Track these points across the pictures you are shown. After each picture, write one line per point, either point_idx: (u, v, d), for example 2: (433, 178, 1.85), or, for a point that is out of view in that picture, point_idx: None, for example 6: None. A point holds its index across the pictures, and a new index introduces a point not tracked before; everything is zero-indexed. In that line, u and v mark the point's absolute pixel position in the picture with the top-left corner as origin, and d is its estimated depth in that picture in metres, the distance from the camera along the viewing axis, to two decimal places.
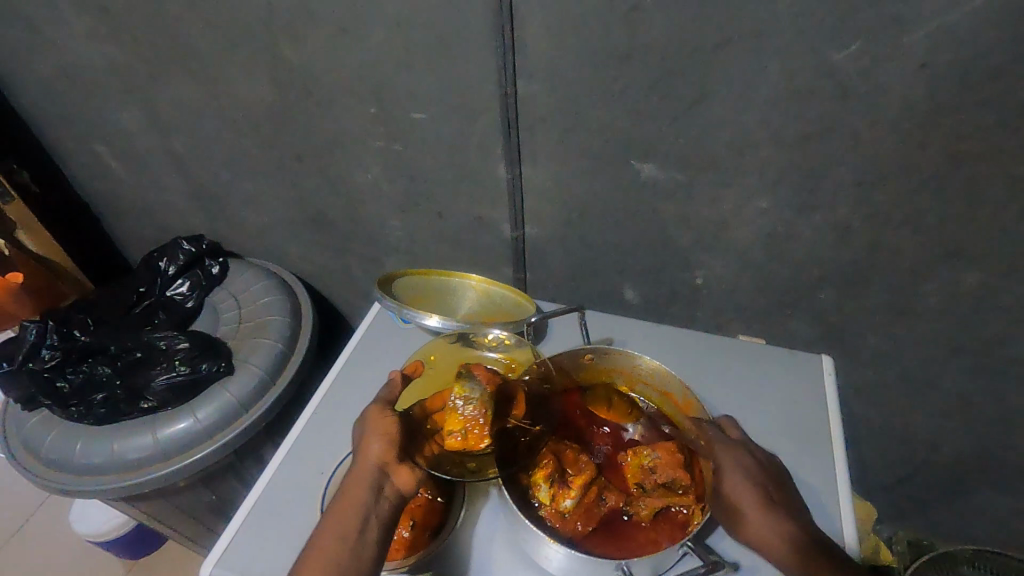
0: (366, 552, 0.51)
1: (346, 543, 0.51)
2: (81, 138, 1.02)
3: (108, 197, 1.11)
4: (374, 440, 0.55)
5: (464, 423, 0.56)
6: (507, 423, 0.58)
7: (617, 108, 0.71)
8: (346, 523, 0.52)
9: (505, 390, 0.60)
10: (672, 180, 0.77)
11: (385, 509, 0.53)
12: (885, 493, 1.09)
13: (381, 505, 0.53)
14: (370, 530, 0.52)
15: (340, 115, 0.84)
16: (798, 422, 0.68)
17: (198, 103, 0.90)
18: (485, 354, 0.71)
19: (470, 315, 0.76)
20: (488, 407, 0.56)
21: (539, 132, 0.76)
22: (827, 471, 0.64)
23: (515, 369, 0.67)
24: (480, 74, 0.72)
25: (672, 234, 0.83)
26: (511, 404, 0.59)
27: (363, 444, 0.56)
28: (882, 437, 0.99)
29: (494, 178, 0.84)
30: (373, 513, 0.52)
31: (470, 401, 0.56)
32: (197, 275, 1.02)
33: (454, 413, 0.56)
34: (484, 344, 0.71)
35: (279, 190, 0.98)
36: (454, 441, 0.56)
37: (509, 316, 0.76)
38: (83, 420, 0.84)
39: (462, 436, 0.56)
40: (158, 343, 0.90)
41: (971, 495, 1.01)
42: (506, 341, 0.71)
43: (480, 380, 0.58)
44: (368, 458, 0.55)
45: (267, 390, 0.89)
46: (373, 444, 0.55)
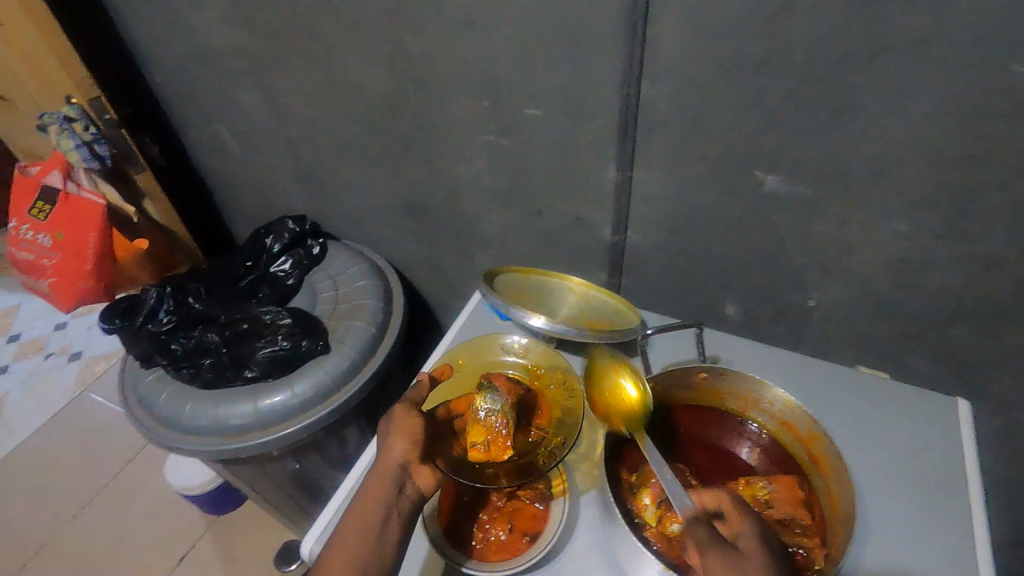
0: (387, 548, 0.54)
1: (367, 538, 0.54)
2: (203, 116, 1.08)
3: (221, 175, 1.18)
4: (397, 439, 0.58)
5: (487, 434, 0.60)
6: (529, 432, 0.65)
7: (747, 114, 0.67)
8: (369, 523, 0.54)
9: (525, 399, 0.67)
10: (796, 194, 0.72)
11: (405, 508, 0.55)
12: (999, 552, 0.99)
13: (401, 504, 0.55)
14: (390, 530, 0.54)
15: (452, 107, 0.84)
16: (929, 477, 0.62)
17: (314, 88, 0.93)
18: (510, 360, 0.73)
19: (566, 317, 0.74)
20: (509, 417, 0.61)
21: (656, 137, 0.74)
22: (962, 537, 0.57)
23: (539, 379, 0.71)
24: (604, 72, 0.70)
25: (788, 252, 0.78)
26: (530, 415, 0.67)
27: (386, 442, 0.58)
28: (1004, 490, 0.90)
29: (602, 180, 0.82)
30: (394, 511, 0.55)
31: (494, 412, 0.61)
32: (299, 253, 1.06)
33: (478, 424, 0.61)
34: (510, 351, 0.74)
35: (383, 177, 1.00)
36: (478, 452, 0.60)
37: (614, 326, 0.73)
38: (193, 382, 0.89)
39: (485, 447, 0.60)
40: (264, 316, 0.94)
41: None
42: (531, 347, 0.74)
43: (502, 392, 0.63)
44: (391, 456, 0.57)
45: (358, 371, 0.92)
46: (396, 442, 0.58)
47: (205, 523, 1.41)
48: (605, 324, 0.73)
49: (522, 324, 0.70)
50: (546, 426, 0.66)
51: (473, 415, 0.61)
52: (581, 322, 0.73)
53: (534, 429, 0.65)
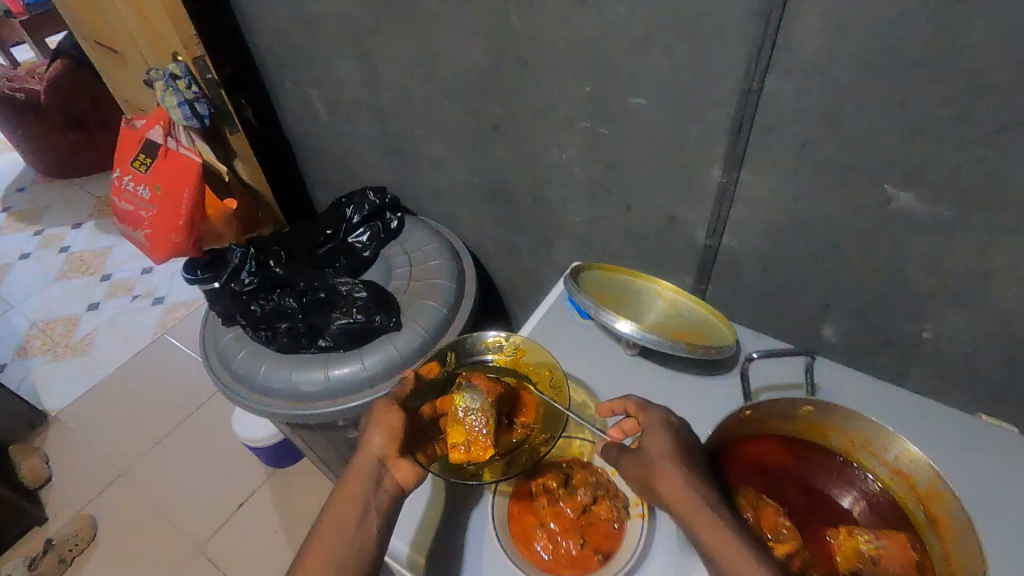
0: (368, 543, 0.54)
1: (347, 529, 0.54)
2: (297, 82, 1.09)
3: (307, 141, 1.19)
4: (377, 434, 0.59)
5: (467, 435, 0.60)
6: (515, 428, 0.66)
7: (887, 121, 0.60)
8: (348, 515, 0.55)
9: (504, 395, 0.67)
10: (930, 214, 0.64)
11: (384, 500, 0.56)
12: None
13: (379, 496, 0.56)
14: (369, 521, 0.55)
15: (550, 89, 0.80)
16: None
17: (409, 60, 0.91)
18: (489, 357, 0.74)
19: (653, 326, 0.70)
20: (490, 416, 0.61)
21: (774, 138, 0.67)
22: None
23: (519, 369, 0.71)
24: (724, 63, 0.65)
25: (908, 278, 0.70)
26: (512, 409, 0.67)
27: (366, 435, 0.60)
28: None
29: (703, 178, 0.76)
30: (372, 504, 0.56)
31: (473, 412, 0.61)
32: (378, 226, 1.05)
33: (458, 425, 0.60)
34: (488, 348, 0.74)
35: (468, 156, 0.98)
36: (459, 453, 0.60)
37: (710, 342, 0.68)
38: (269, 344, 0.91)
39: (465, 448, 0.60)
40: (340, 288, 0.94)
41: None
42: (503, 340, 0.74)
43: (479, 391, 0.62)
44: (370, 449, 0.58)
45: (428, 351, 0.91)
46: (375, 437, 0.59)
47: (264, 474, 1.47)
48: (698, 339, 0.68)
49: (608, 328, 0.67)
50: (533, 422, 0.66)
51: (453, 415, 0.61)
52: (671, 334, 0.69)
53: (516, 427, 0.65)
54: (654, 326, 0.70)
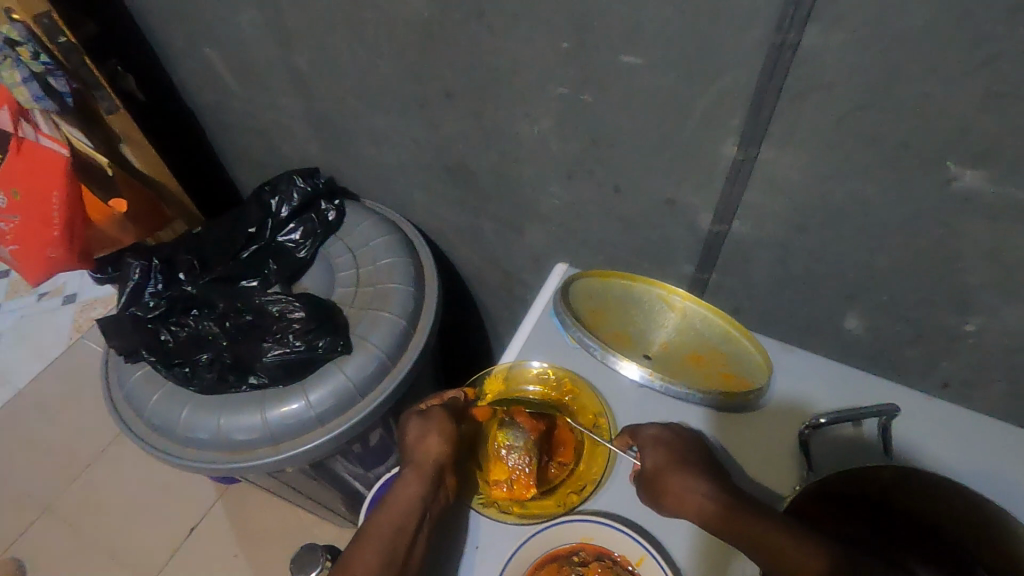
0: (422, 544, 0.49)
1: (399, 532, 0.48)
2: (191, 40, 0.86)
3: (216, 113, 0.97)
4: (433, 434, 0.54)
5: (509, 473, 0.53)
6: (548, 469, 0.55)
7: (965, 83, 0.46)
8: (402, 520, 0.49)
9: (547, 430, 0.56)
10: (999, 198, 0.52)
11: (438, 509, 0.50)
12: None
13: (434, 504, 0.50)
14: (424, 529, 0.49)
15: (517, 45, 0.62)
16: None
17: (330, 9, 0.70)
18: (523, 387, 0.59)
19: (665, 355, 0.61)
20: (533, 454, 0.53)
21: (811, 106, 0.53)
22: None
23: (560, 405, 0.58)
24: (752, 10, 0.49)
25: (958, 269, 0.59)
26: (554, 447, 0.56)
27: (420, 435, 0.54)
28: None
29: (713, 156, 0.62)
30: (428, 511, 0.50)
31: (514, 449, 0.53)
32: (311, 220, 0.87)
33: (499, 462, 0.53)
34: (523, 378, 0.60)
35: (415, 129, 0.80)
36: (500, 492, 0.53)
37: (733, 378, 0.59)
38: (188, 384, 0.73)
39: (507, 487, 0.53)
40: (271, 307, 0.77)
41: None
42: (549, 371, 0.60)
43: (523, 425, 0.55)
44: (427, 451, 0.53)
45: (387, 374, 0.76)
46: (432, 438, 0.53)
47: (215, 493, 1.33)
48: (718, 374, 0.60)
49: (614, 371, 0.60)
50: (569, 461, 0.55)
51: (493, 452, 0.54)
52: (685, 367, 0.60)
53: (554, 465, 0.55)
54: (667, 354, 0.61)
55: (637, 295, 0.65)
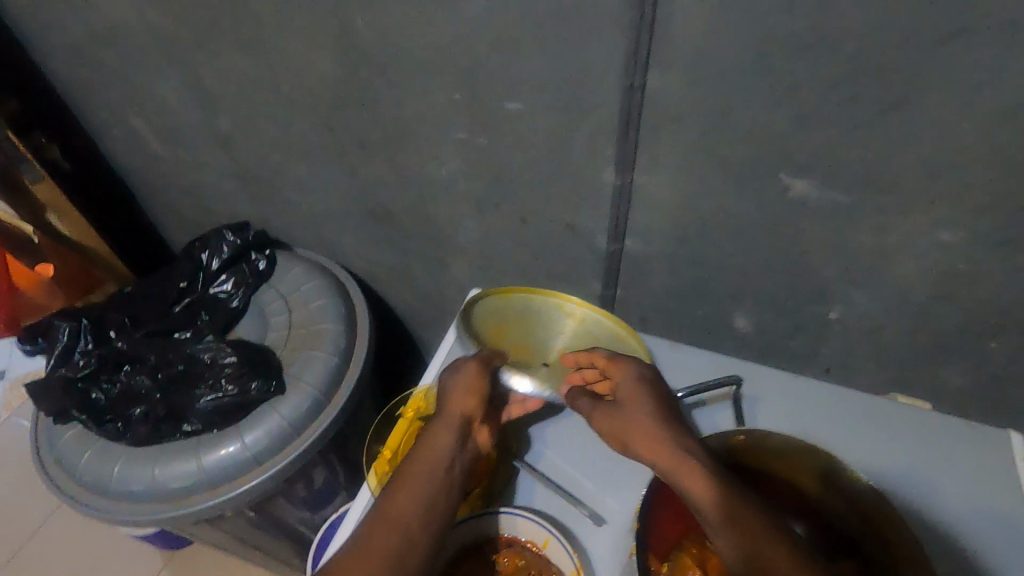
0: (453, 490, 0.52)
1: (432, 477, 0.52)
2: (115, 109, 0.91)
3: (144, 176, 1.00)
4: (464, 390, 0.56)
5: None
6: None
7: (777, 109, 0.56)
8: (433, 466, 0.52)
9: None
10: (828, 201, 0.61)
11: (467, 461, 0.54)
12: None
13: (463, 456, 0.54)
14: (454, 475, 0.53)
15: (415, 97, 0.70)
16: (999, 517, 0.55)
17: (245, 74, 0.77)
18: None
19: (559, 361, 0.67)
20: None
21: (665, 135, 0.62)
22: None
23: None
24: (602, 59, 0.58)
25: (811, 264, 0.68)
26: None
27: (450, 389, 0.57)
28: None
29: (596, 183, 0.70)
30: (456, 462, 0.53)
31: None
32: (243, 271, 0.90)
33: None
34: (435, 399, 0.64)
35: (335, 178, 0.86)
36: None
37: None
38: (121, 438, 0.74)
39: None
40: (202, 355, 0.80)
41: None
42: None
43: None
44: (456, 405, 0.55)
45: (321, 410, 0.79)
46: (463, 394, 0.56)
47: (160, 562, 1.28)
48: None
49: None
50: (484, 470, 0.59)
51: None
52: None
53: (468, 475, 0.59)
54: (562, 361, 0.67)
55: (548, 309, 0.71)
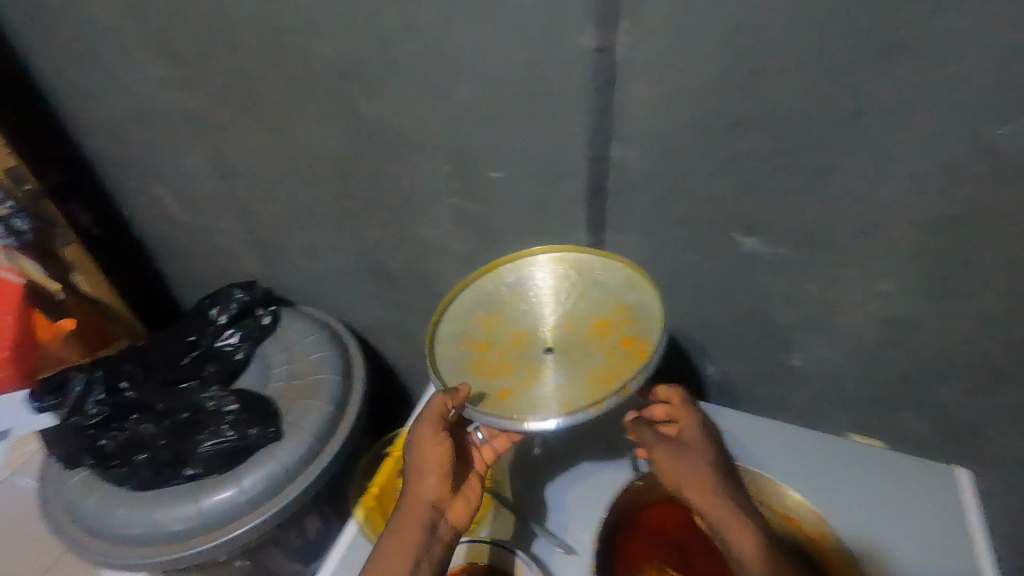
0: None
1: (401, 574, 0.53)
2: (143, 180, 1.01)
3: (164, 240, 1.09)
4: (429, 475, 0.57)
5: None
6: None
7: (723, 175, 0.64)
8: (403, 561, 0.53)
9: None
10: (777, 256, 0.68)
11: (437, 548, 0.55)
12: None
13: (433, 545, 0.55)
14: (425, 565, 0.54)
15: (410, 167, 0.79)
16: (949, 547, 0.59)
17: (262, 149, 0.87)
18: None
19: (564, 337, 0.63)
20: None
21: (629, 199, 0.70)
22: None
23: None
24: (570, 134, 0.67)
25: (770, 314, 0.74)
26: None
27: (416, 474, 0.57)
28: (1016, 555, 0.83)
29: (572, 242, 0.77)
30: (426, 552, 0.54)
31: None
32: (248, 325, 0.97)
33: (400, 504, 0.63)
34: None
35: (337, 240, 0.94)
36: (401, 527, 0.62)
37: (633, 342, 0.60)
38: (124, 482, 0.79)
39: None
40: (207, 403, 0.85)
41: None
42: None
43: None
44: (423, 492, 0.56)
45: (315, 457, 0.83)
46: (428, 480, 0.57)
47: None
48: (618, 341, 0.61)
49: None
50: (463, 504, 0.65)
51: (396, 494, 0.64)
52: (589, 342, 0.62)
53: None
54: (566, 337, 0.63)
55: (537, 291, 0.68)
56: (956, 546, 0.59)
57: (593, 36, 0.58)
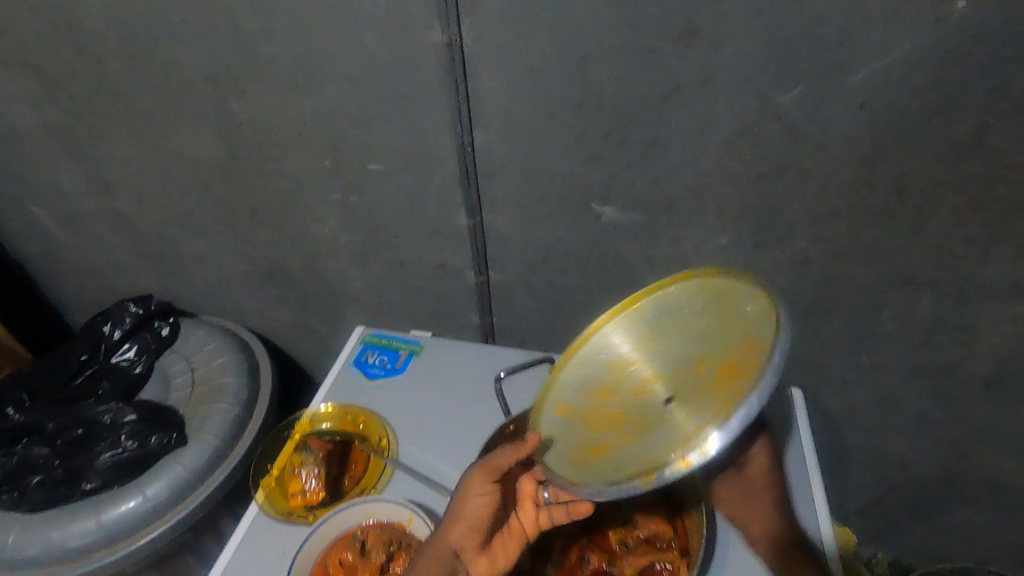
0: None
1: None
2: (15, 200, 0.97)
3: (48, 261, 1.06)
4: (467, 518, 0.57)
5: (300, 486, 0.65)
6: (342, 481, 0.67)
7: (574, 152, 0.71)
8: None
9: (339, 450, 0.69)
10: (631, 222, 0.77)
11: None
12: (871, 526, 1.05)
13: None
14: None
15: (292, 166, 0.82)
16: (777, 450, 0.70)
17: (141, 158, 0.87)
18: (316, 426, 0.71)
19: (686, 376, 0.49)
20: (323, 466, 0.67)
21: (498, 181, 0.76)
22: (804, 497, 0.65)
23: (352, 429, 0.71)
24: (436, 125, 0.72)
25: (636, 276, 0.83)
26: (347, 462, 0.68)
27: (456, 512, 0.58)
28: (865, 467, 0.96)
29: (455, 226, 0.83)
30: None
31: (306, 465, 0.67)
32: (145, 338, 0.95)
33: (295, 479, 0.66)
34: (312, 420, 0.72)
35: (231, 244, 0.95)
36: (297, 499, 0.65)
37: (750, 376, 0.43)
38: (16, 508, 0.76)
39: (301, 496, 0.65)
40: (102, 417, 0.84)
41: (956, 518, 0.97)
42: (330, 406, 0.73)
43: (313, 447, 0.68)
44: (454, 537, 0.57)
45: (223, 458, 0.84)
46: (463, 522, 0.57)
47: None
48: (745, 377, 0.44)
49: (400, 398, 0.75)
50: (360, 472, 0.67)
51: (291, 470, 0.67)
52: (713, 384, 0.46)
53: (345, 477, 0.67)
54: (686, 379, 0.49)
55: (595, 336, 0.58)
56: (788, 468, 0.68)
57: (440, 33, 0.64)
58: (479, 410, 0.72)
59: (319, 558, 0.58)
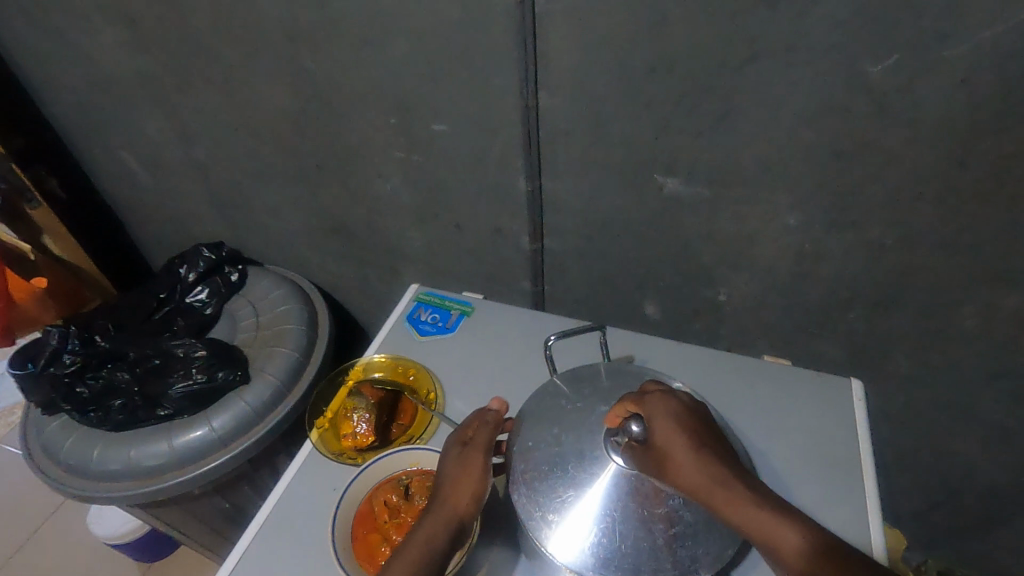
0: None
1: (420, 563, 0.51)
2: (107, 144, 1.04)
3: (134, 203, 1.14)
4: (467, 488, 0.55)
5: (352, 429, 0.69)
6: (391, 429, 0.70)
7: (641, 120, 0.69)
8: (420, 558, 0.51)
9: (390, 400, 0.72)
10: (694, 195, 0.74)
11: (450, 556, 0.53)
12: (921, 528, 1.01)
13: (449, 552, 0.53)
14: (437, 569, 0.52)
15: (359, 124, 0.83)
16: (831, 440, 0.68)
17: (220, 108, 0.90)
18: (370, 375, 0.75)
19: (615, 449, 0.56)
20: (373, 412, 0.70)
21: (561, 146, 0.75)
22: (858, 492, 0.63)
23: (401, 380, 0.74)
24: (502, 86, 0.72)
25: (694, 252, 0.81)
26: (397, 413, 0.71)
27: (452, 484, 0.56)
28: (922, 468, 0.92)
29: (513, 191, 0.83)
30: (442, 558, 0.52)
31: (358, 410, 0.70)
32: (216, 282, 1.01)
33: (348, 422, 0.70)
34: (367, 369, 0.76)
35: (297, 197, 0.98)
36: (348, 441, 0.69)
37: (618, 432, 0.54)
38: (102, 426, 0.84)
39: (352, 438, 0.68)
40: (177, 350, 0.91)
41: (1017, 530, 0.92)
42: (383, 357, 0.76)
43: (366, 394, 0.72)
44: (456, 501, 0.55)
45: (283, 398, 0.89)
46: (462, 490, 0.55)
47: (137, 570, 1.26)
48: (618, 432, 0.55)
49: (449, 355, 0.76)
50: (408, 422, 0.71)
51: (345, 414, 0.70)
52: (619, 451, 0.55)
53: (395, 426, 0.70)
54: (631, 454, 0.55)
55: (547, 455, 0.57)
56: (842, 459, 0.66)
57: None
58: (526, 373, 0.73)
59: (365, 496, 0.61)
